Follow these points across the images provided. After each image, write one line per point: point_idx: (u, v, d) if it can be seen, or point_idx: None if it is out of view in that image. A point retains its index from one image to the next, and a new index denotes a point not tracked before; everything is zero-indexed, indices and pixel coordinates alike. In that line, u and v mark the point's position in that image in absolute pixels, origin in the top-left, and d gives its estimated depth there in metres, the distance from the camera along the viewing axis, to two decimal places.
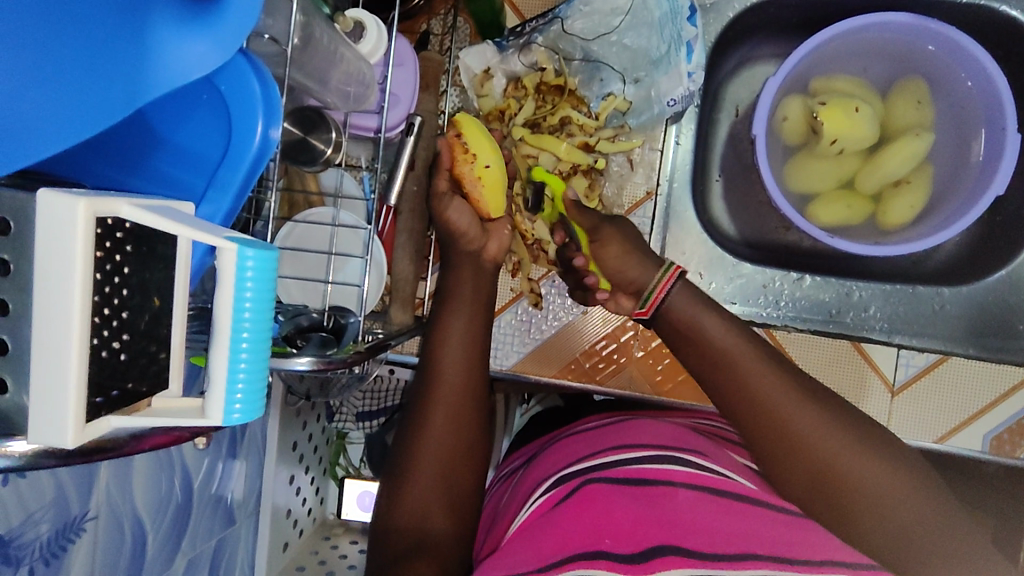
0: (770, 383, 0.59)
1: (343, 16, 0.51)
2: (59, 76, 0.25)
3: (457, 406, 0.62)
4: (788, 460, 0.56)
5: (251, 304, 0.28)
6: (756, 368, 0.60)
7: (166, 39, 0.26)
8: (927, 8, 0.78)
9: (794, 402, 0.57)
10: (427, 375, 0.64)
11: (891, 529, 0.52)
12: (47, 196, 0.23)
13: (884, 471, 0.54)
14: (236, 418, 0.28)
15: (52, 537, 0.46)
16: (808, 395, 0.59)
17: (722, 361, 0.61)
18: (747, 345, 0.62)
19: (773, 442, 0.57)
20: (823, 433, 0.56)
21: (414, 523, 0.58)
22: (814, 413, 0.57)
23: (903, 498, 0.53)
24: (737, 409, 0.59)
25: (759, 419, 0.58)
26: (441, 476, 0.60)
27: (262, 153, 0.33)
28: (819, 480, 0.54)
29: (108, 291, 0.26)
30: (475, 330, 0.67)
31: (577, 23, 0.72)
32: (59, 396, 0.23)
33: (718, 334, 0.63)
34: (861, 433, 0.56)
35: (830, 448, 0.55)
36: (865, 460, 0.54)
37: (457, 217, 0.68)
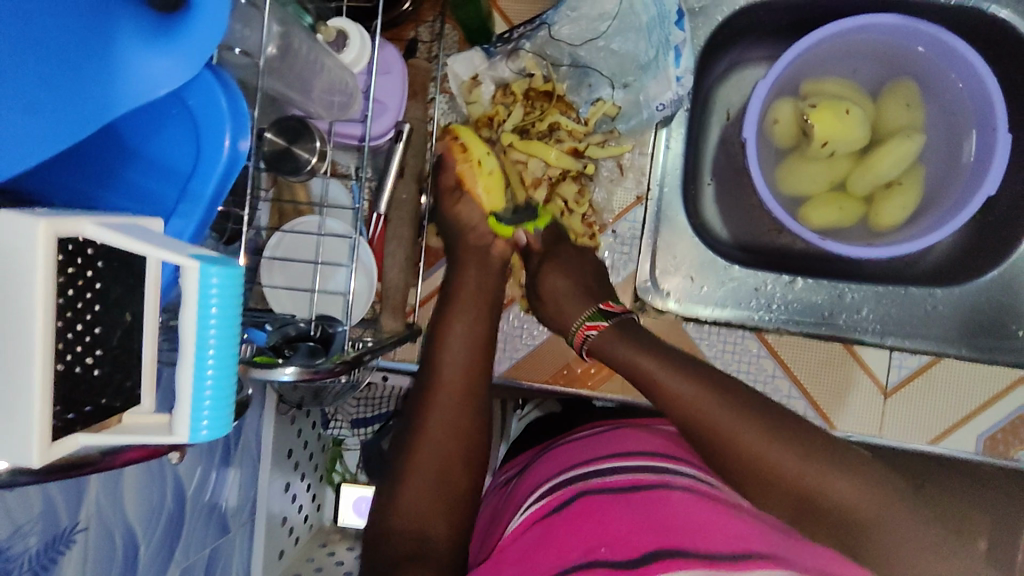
0: (726, 413, 0.59)
1: (324, 26, 0.52)
2: (29, 94, 0.25)
3: (451, 412, 0.64)
4: (760, 475, 0.56)
5: (216, 323, 0.28)
6: (711, 400, 0.60)
7: (134, 54, 0.27)
8: (916, 8, 0.77)
9: (755, 430, 0.57)
10: (424, 381, 0.67)
11: (879, 547, 0.52)
12: (7, 216, 0.23)
13: (862, 484, 0.54)
14: (204, 434, 0.28)
15: (42, 550, 0.46)
16: (767, 416, 0.59)
17: (677, 398, 0.61)
18: (700, 376, 0.63)
19: (742, 468, 0.57)
20: (790, 454, 0.56)
21: (413, 527, 0.58)
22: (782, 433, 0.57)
23: (887, 511, 0.52)
24: (700, 443, 0.59)
25: (723, 450, 0.58)
26: (436, 484, 0.61)
27: (233, 165, 0.34)
28: (795, 499, 0.55)
29: (80, 308, 0.26)
30: (474, 335, 0.70)
31: (565, 29, 0.71)
32: (27, 413, 0.24)
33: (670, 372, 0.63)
34: (826, 441, 0.57)
35: (801, 468, 0.55)
36: (840, 476, 0.54)
37: (466, 212, 0.73)
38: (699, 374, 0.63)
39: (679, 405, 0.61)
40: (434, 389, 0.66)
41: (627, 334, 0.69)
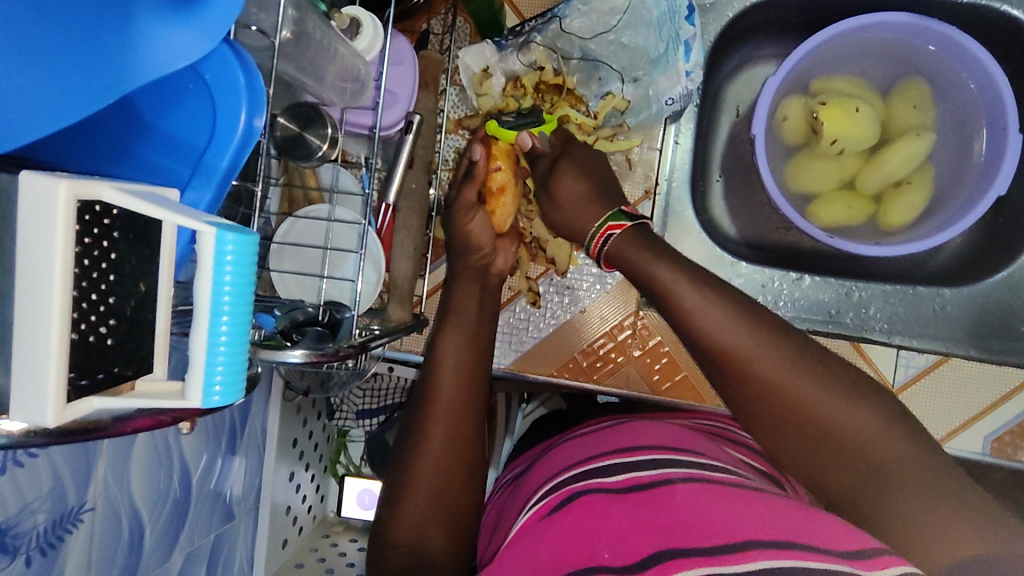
0: (774, 363, 0.55)
1: (339, 13, 0.53)
2: (33, 67, 0.25)
3: (457, 423, 0.62)
4: (785, 433, 0.54)
5: (231, 289, 0.28)
6: (753, 336, 0.56)
7: (153, 30, 0.27)
8: (928, 7, 0.77)
9: (789, 372, 0.54)
10: (426, 390, 0.64)
11: (901, 501, 0.49)
12: (29, 176, 0.24)
13: (883, 431, 0.52)
14: (216, 400, 0.29)
15: (49, 527, 0.46)
16: (815, 367, 0.55)
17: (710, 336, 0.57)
18: (744, 309, 0.57)
19: (767, 408, 0.55)
20: (819, 394, 0.53)
21: (409, 544, 0.57)
22: (819, 388, 0.54)
23: (908, 473, 0.50)
24: (729, 382, 0.57)
25: (752, 388, 0.55)
26: (438, 496, 0.59)
27: (247, 141, 0.34)
28: (814, 443, 0.53)
29: (95, 278, 0.26)
30: (477, 335, 0.68)
31: (576, 22, 0.72)
32: (40, 376, 0.24)
33: (702, 306, 0.57)
34: (864, 396, 0.54)
35: (827, 410, 0.53)
36: (863, 420, 0.52)
37: (478, 230, 0.71)
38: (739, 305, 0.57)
39: (705, 348, 0.57)
40: (434, 397, 0.63)
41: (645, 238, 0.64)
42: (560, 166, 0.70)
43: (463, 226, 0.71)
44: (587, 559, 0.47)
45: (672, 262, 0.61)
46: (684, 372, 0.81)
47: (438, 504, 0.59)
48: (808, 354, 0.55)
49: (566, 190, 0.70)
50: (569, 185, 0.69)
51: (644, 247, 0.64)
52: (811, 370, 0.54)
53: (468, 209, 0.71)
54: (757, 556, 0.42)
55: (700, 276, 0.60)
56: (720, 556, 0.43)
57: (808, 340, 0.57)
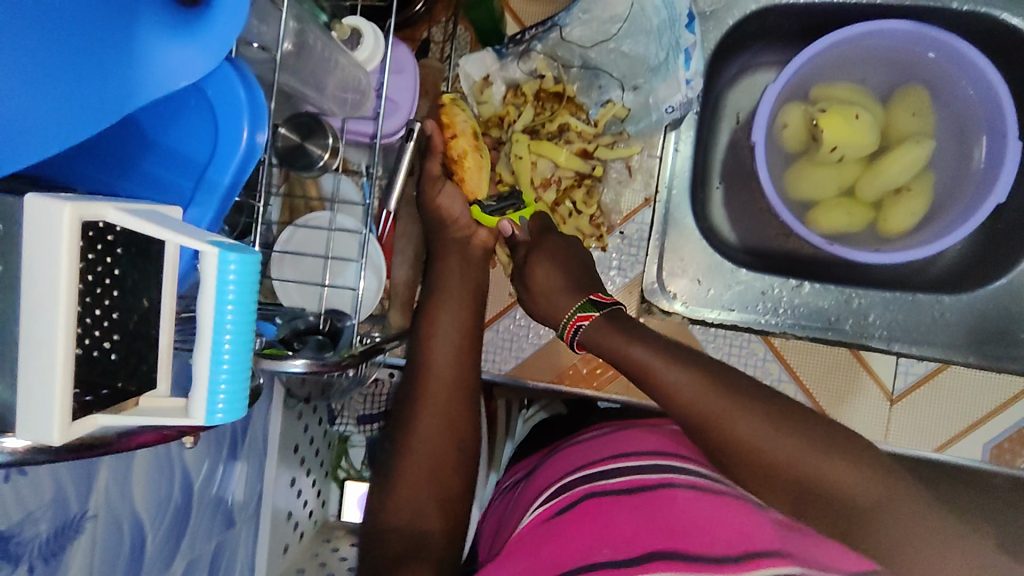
0: (745, 417, 0.56)
1: (340, 24, 0.53)
2: (33, 87, 0.25)
3: (445, 407, 0.62)
4: (766, 481, 0.55)
5: (233, 309, 0.29)
6: (720, 398, 0.57)
7: (155, 43, 0.27)
8: (928, 14, 0.77)
9: (759, 425, 0.55)
10: (415, 377, 0.64)
11: (889, 536, 0.50)
12: (35, 200, 0.24)
13: (866, 476, 0.52)
14: (220, 417, 0.29)
15: (51, 536, 0.46)
16: (783, 418, 0.56)
17: (678, 397, 0.58)
18: (708, 376, 0.59)
19: (744, 461, 0.55)
20: (796, 448, 0.54)
21: (404, 524, 0.57)
22: (791, 436, 0.55)
23: (894, 506, 0.51)
24: (707, 444, 0.57)
25: (730, 448, 0.56)
26: (430, 480, 0.59)
27: (249, 156, 0.34)
28: (802, 493, 0.54)
29: (99, 294, 0.27)
30: (464, 322, 0.68)
31: (576, 31, 0.72)
32: (46, 393, 0.24)
33: (663, 367, 0.60)
34: (836, 439, 0.55)
35: (806, 462, 0.53)
36: (843, 468, 0.53)
37: (448, 203, 0.69)
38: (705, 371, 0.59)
39: (675, 407, 0.59)
40: (424, 384, 0.64)
41: (620, 327, 0.66)
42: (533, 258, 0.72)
43: (433, 199, 0.69)
44: (586, 557, 0.46)
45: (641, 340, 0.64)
46: None
47: (430, 488, 0.59)
48: (774, 406, 0.57)
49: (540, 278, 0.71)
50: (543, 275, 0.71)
51: (615, 332, 0.65)
52: (780, 421, 0.56)
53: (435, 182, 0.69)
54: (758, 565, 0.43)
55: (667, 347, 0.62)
56: (723, 564, 0.43)
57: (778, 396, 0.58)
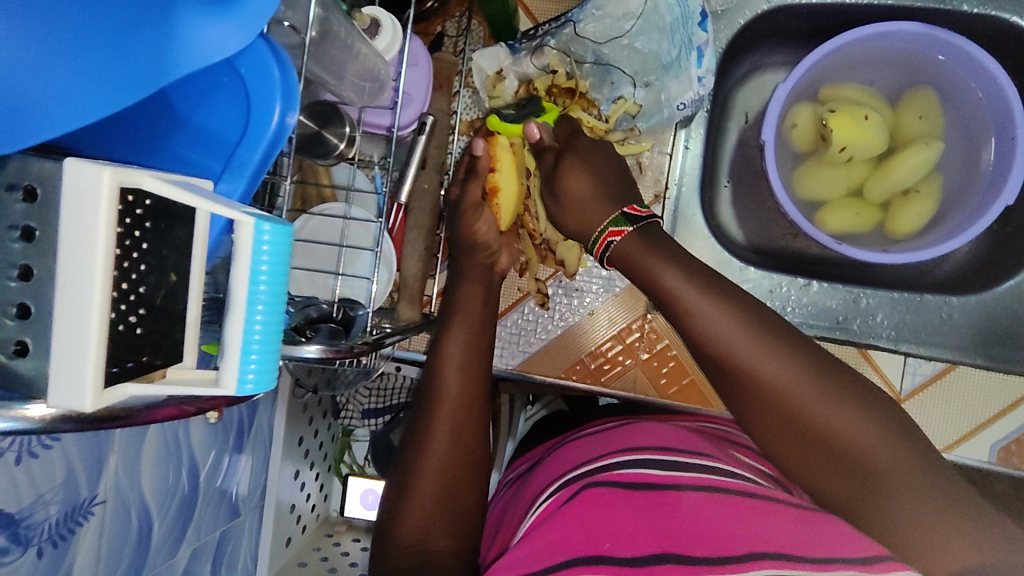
0: (780, 363, 0.54)
1: (360, 13, 0.54)
2: (67, 57, 0.25)
3: (459, 421, 0.62)
4: (787, 433, 0.53)
5: (267, 277, 0.29)
6: (758, 345, 0.54)
7: (194, 22, 0.27)
8: (938, 17, 0.77)
9: (792, 373, 0.53)
10: (427, 395, 0.64)
11: (902, 510, 0.49)
12: (73, 163, 0.24)
13: (893, 442, 0.51)
14: (250, 388, 0.29)
15: (61, 520, 0.46)
16: (818, 368, 0.54)
17: (711, 338, 0.56)
18: (749, 320, 0.56)
19: (769, 413, 0.54)
20: (830, 406, 0.52)
21: (415, 543, 0.57)
22: (823, 389, 0.53)
23: (916, 472, 0.50)
24: (736, 393, 0.55)
25: (759, 399, 0.54)
26: (443, 495, 0.59)
27: (279, 136, 0.35)
28: (824, 454, 0.52)
29: (127, 267, 0.27)
30: (475, 341, 0.67)
31: (589, 27, 0.72)
32: (78, 363, 0.24)
33: (701, 303, 0.56)
34: (869, 397, 0.53)
35: (838, 420, 0.51)
36: (875, 430, 0.51)
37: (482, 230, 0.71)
38: (746, 313, 0.56)
39: (706, 345, 0.56)
40: (438, 400, 0.63)
41: (653, 244, 0.61)
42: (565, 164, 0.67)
43: (471, 227, 0.71)
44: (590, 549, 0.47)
45: (678, 265, 0.59)
46: (691, 376, 0.81)
47: (442, 500, 0.59)
48: (810, 356, 0.54)
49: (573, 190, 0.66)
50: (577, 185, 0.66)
51: (653, 250, 0.61)
52: (815, 370, 0.54)
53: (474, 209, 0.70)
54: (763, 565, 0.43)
55: (702, 277, 0.58)
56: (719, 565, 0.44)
57: (816, 346, 0.56)
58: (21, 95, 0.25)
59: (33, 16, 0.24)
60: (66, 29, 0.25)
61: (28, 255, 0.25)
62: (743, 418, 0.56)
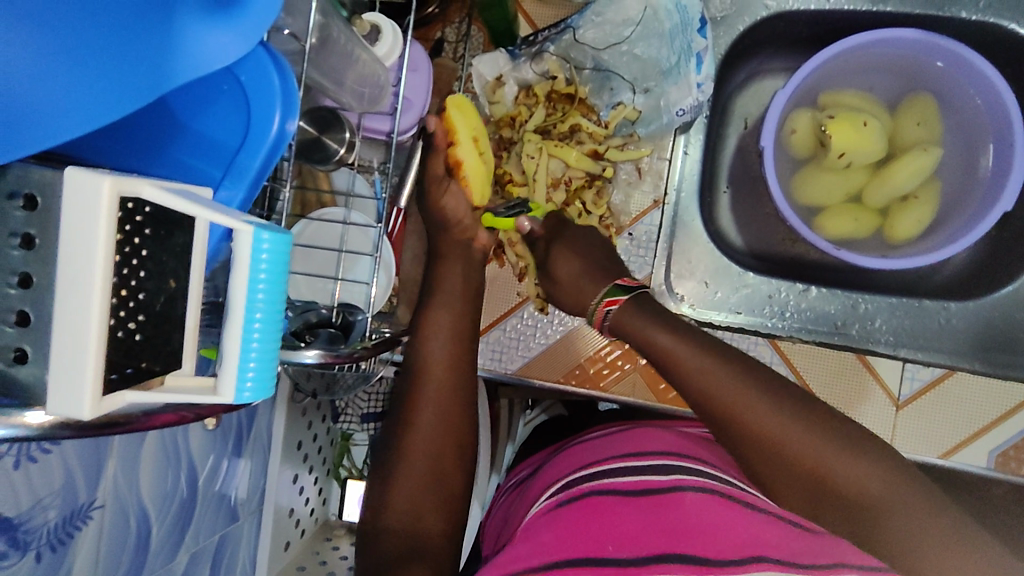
0: (755, 396, 0.57)
1: (359, 19, 0.54)
2: (68, 65, 0.25)
3: (444, 404, 0.63)
4: (769, 462, 0.55)
5: (265, 287, 0.29)
6: (738, 386, 0.58)
7: (194, 29, 0.27)
8: (937, 24, 0.78)
9: (768, 406, 0.56)
10: (411, 376, 0.64)
11: (900, 531, 0.50)
12: (75, 172, 0.24)
13: (877, 468, 0.53)
14: (247, 395, 0.30)
15: (59, 524, 0.46)
16: (793, 402, 0.57)
17: (691, 375, 0.59)
18: (724, 356, 0.60)
19: (750, 443, 0.56)
20: (812, 438, 0.54)
21: (404, 529, 0.57)
22: (798, 421, 0.55)
23: (897, 494, 0.52)
24: (722, 430, 0.58)
25: (743, 435, 0.56)
26: (426, 477, 0.60)
27: (279, 143, 0.35)
28: (812, 486, 0.54)
29: (126, 273, 0.27)
30: (458, 325, 0.67)
31: (589, 33, 0.73)
32: (77, 370, 0.24)
33: (682, 347, 0.61)
34: (845, 429, 0.55)
35: (816, 448, 0.54)
36: (851, 458, 0.53)
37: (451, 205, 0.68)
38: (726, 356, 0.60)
39: (683, 378, 0.60)
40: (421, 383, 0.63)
41: (643, 308, 0.66)
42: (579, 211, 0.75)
43: (436, 200, 0.68)
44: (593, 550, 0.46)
45: (664, 322, 0.64)
46: None
47: (427, 481, 0.60)
48: (787, 392, 0.58)
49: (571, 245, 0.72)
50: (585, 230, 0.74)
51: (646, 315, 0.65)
52: (790, 404, 0.57)
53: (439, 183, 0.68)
54: (762, 568, 0.44)
55: (681, 326, 0.63)
56: (720, 565, 0.44)
57: (797, 384, 0.59)
58: (24, 102, 0.25)
59: (32, 25, 0.25)
60: (68, 37, 0.25)
61: (28, 263, 0.25)
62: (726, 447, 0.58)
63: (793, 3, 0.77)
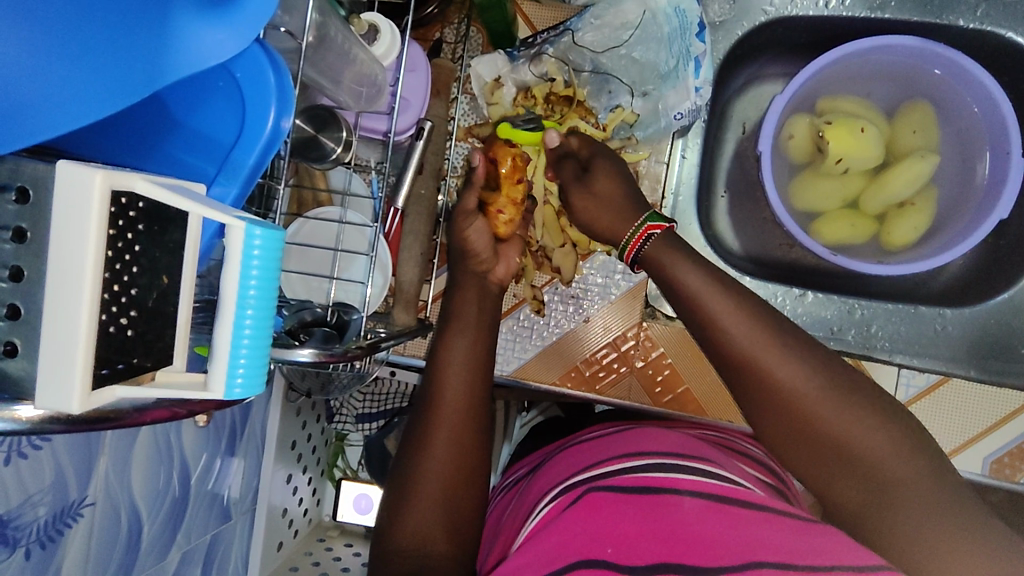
0: (790, 362, 0.53)
1: (358, 19, 0.54)
2: (63, 61, 0.25)
3: (458, 427, 0.62)
4: (792, 435, 0.53)
5: (257, 283, 0.29)
6: (777, 353, 0.53)
7: (187, 26, 0.27)
8: (933, 31, 0.78)
9: (804, 375, 0.52)
10: (427, 399, 0.64)
11: (918, 517, 0.47)
12: (67, 167, 0.24)
13: (910, 455, 0.50)
14: (238, 392, 0.30)
15: (50, 521, 0.46)
16: (829, 372, 0.53)
17: (727, 334, 0.55)
18: (768, 319, 0.55)
19: (776, 413, 0.53)
20: (843, 412, 0.51)
21: (410, 548, 0.56)
22: (835, 394, 0.52)
23: (924, 485, 0.49)
24: (751, 397, 0.54)
25: (774, 405, 0.53)
26: (442, 498, 0.59)
27: (273, 140, 0.35)
28: (838, 461, 0.51)
29: (118, 269, 0.27)
30: (477, 351, 0.67)
31: (588, 36, 0.73)
32: (64, 365, 0.24)
33: (713, 294, 0.56)
34: (882, 407, 0.52)
35: (848, 424, 0.51)
36: (885, 439, 0.50)
37: (476, 237, 0.69)
38: (771, 320, 0.55)
39: (717, 338, 0.56)
40: (437, 406, 0.63)
41: (681, 250, 0.61)
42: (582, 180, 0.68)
43: (462, 231, 0.69)
44: (591, 552, 0.47)
45: (695, 264, 0.60)
46: (686, 384, 0.81)
47: (441, 502, 0.59)
48: (824, 360, 0.54)
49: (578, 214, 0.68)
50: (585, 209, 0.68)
51: (676, 251, 0.61)
52: (826, 375, 0.53)
53: (467, 215, 0.69)
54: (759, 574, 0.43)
55: (719, 275, 0.58)
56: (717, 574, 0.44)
57: (838, 358, 0.55)
58: (19, 98, 0.25)
59: (27, 19, 0.24)
60: (63, 32, 0.25)
61: (19, 256, 0.25)
62: (749, 416, 0.56)
63: (792, 9, 0.77)
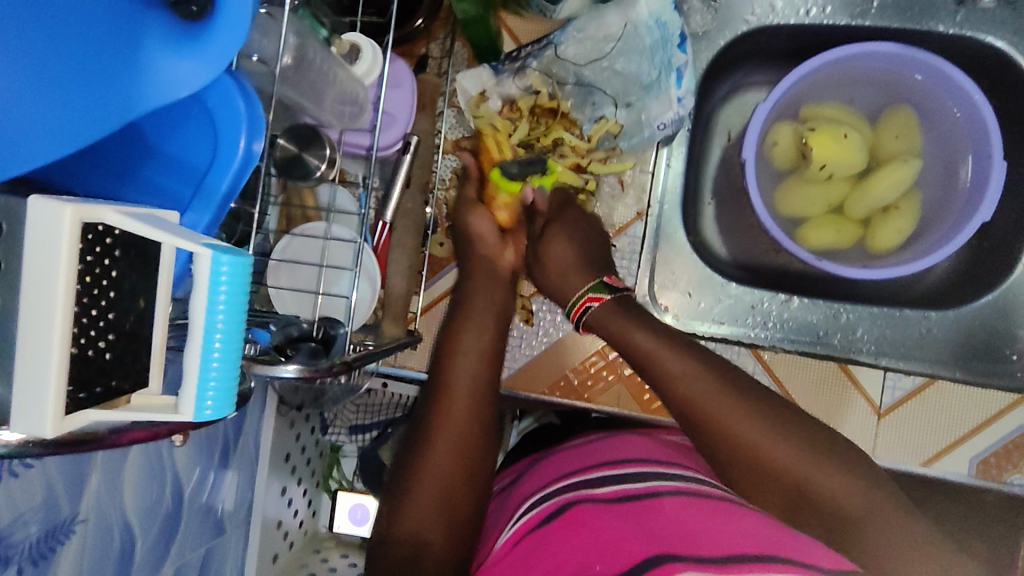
0: (742, 413, 0.58)
1: (338, 39, 0.55)
2: (38, 95, 0.26)
3: (466, 416, 0.62)
4: (758, 479, 0.57)
5: (224, 310, 0.30)
6: (729, 404, 0.58)
7: (159, 57, 0.29)
8: (913, 37, 0.79)
9: (757, 424, 0.57)
10: (436, 388, 0.65)
11: (880, 544, 0.53)
12: (37, 202, 0.25)
13: (865, 489, 0.55)
14: (208, 414, 0.30)
15: (41, 538, 0.46)
16: (779, 417, 0.58)
17: (684, 393, 0.60)
18: (716, 374, 0.60)
19: (739, 461, 0.57)
20: (797, 454, 0.56)
21: (409, 535, 0.57)
22: (787, 437, 0.57)
23: (879, 508, 0.54)
24: (714, 447, 0.58)
25: (735, 454, 0.57)
26: (444, 490, 0.58)
27: (246, 165, 0.36)
28: (801, 499, 0.56)
29: (95, 294, 0.28)
30: (486, 344, 0.69)
31: (570, 49, 0.75)
32: (41, 390, 0.25)
33: (668, 353, 0.62)
34: (829, 443, 0.57)
35: (804, 464, 0.55)
36: (838, 473, 0.55)
37: (478, 224, 0.73)
38: (722, 378, 0.60)
39: (673, 396, 0.60)
40: (445, 395, 0.64)
41: (626, 309, 0.67)
42: (550, 232, 0.73)
43: (466, 220, 0.74)
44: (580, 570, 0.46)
45: (649, 325, 0.64)
46: None
47: (442, 492, 0.58)
48: (773, 405, 0.59)
49: (556, 257, 0.71)
50: (558, 251, 0.71)
51: (624, 312, 0.67)
52: (777, 420, 0.58)
53: (470, 205, 0.74)
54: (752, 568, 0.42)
55: (671, 334, 0.64)
56: (707, 566, 0.43)
57: (786, 400, 0.60)
58: (3, 133, 0.26)
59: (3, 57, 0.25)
60: (38, 67, 0.26)
61: None
62: (714, 465, 0.60)
63: (773, 18, 0.78)
